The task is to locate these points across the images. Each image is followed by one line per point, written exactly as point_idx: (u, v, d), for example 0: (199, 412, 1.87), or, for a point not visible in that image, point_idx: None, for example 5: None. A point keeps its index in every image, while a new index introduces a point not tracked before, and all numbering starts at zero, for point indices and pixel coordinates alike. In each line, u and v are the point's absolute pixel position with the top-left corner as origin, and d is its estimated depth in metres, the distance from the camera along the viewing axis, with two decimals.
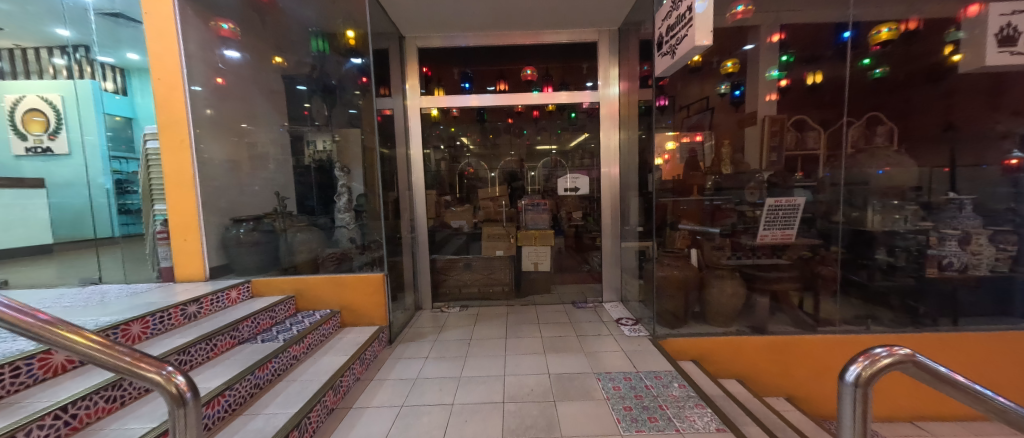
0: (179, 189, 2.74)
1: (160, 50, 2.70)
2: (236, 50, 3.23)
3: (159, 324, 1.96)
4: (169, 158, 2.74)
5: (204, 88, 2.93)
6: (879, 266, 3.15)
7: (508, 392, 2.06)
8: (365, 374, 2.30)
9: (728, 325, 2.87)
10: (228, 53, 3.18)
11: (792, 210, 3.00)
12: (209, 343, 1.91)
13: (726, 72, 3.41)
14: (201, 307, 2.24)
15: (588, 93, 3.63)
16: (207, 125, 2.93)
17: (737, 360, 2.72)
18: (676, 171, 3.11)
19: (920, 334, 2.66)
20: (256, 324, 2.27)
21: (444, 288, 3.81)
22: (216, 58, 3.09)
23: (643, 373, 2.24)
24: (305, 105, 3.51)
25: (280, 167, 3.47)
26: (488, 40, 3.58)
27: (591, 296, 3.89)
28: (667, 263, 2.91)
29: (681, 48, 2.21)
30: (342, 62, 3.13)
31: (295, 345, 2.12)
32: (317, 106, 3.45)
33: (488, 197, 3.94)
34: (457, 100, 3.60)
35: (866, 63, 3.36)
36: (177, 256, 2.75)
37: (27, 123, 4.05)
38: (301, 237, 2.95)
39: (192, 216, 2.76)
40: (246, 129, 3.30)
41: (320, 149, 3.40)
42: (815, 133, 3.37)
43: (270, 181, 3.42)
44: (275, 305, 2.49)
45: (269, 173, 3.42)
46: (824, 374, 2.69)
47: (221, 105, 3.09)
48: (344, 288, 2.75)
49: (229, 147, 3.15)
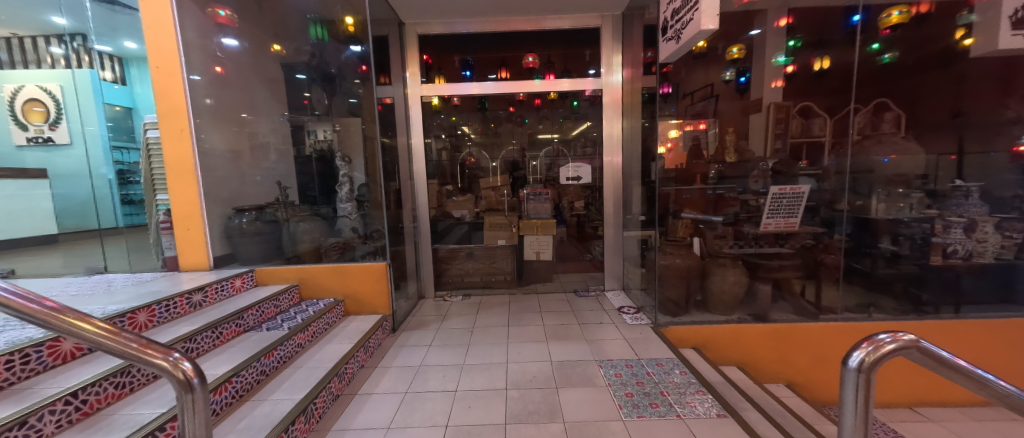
0: (181, 179, 2.74)
1: (158, 39, 2.66)
2: (234, 38, 3.18)
3: (165, 312, 1.98)
4: (169, 147, 2.73)
5: (203, 78, 2.91)
6: (883, 254, 3.14)
7: (511, 379, 2.09)
8: (369, 361, 2.33)
9: (729, 313, 2.89)
10: (226, 40, 3.13)
11: (797, 198, 2.98)
12: (215, 331, 1.94)
13: (731, 59, 3.34)
14: (206, 296, 2.25)
15: (590, 80, 3.58)
16: (207, 114, 2.91)
17: (737, 347, 2.74)
18: (679, 160, 3.10)
19: (922, 321, 2.67)
20: (261, 312, 2.29)
21: (447, 277, 3.83)
22: (213, 46, 3.05)
23: (644, 360, 2.26)
24: (305, 94, 3.47)
25: (282, 157, 3.45)
26: (488, 27, 3.52)
27: (593, 285, 3.90)
28: (669, 252, 2.92)
29: (686, 33, 2.18)
30: (342, 50, 3.08)
31: (300, 333, 2.14)
32: (317, 95, 3.42)
33: (489, 187, 3.94)
34: (457, 87, 3.55)
35: (875, 48, 3.29)
36: (181, 245, 2.76)
37: (27, 113, 4.02)
38: (304, 227, 2.96)
39: (195, 206, 2.76)
40: (246, 119, 3.29)
41: (320, 139, 3.39)
42: (820, 120, 3.31)
43: (271, 171, 3.41)
44: (279, 294, 2.51)
45: (270, 163, 3.41)
46: (826, 362, 2.70)
47: (221, 95, 3.07)
48: (348, 277, 2.76)
49: (230, 137, 3.14)
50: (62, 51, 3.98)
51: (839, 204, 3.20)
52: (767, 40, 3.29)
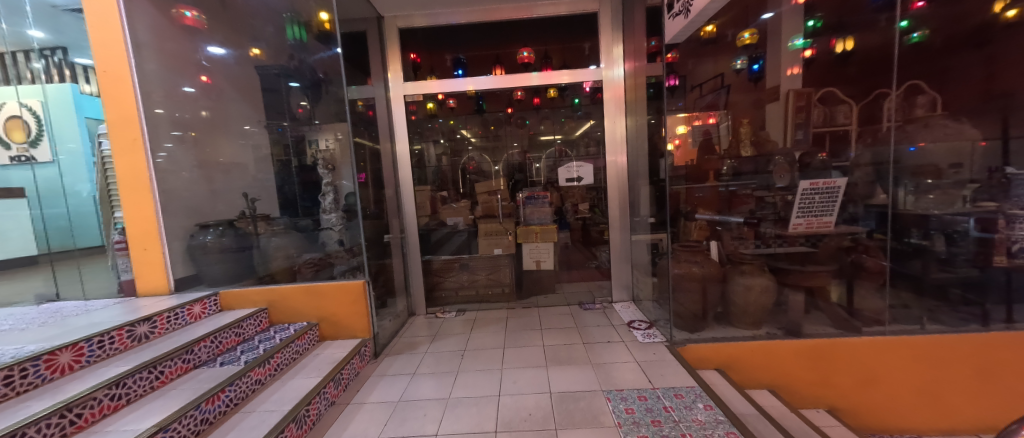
0: (136, 194, 2.48)
1: (103, 42, 2.43)
2: (220, 47, 3.02)
3: (98, 350, 1.71)
4: (121, 161, 2.47)
5: (194, 88, 2.91)
6: (935, 255, 2.77)
7: (503, 418, 1.77)
8: (341, 397, 2.02)
9: (756, 327, 2.51)
10: (212, 49, 2.99)
11: (832, 194, 2.66)
12: (153, 372, 1.65)
13: (743, 45, 3.07)
14: (155, 327, 1.97)
15: (590, 71, 3.28)
16: (203, 127, 2.93)
17: (767, 367, 2.36)
18: (689, 157, 2.83)
19: (997, 336, 2.21)
20: (217, 343, 2.01)
21: (440, 292, 3.53)
22: (197, 54, 2.93)
23: (661, 390, 1.91)
24: (299, 102, 3.12)
25: (278, 169, 3.15)
26: (477, 17, 3.26)
27: (599, 296, 3.54)
28: (684, 259, 2.60)
29: (695, 4, 1.92)
30: (318, 49, 2.86)
31: (258, 367, 1.86)
32: (312, 103, 3.07)
33: (488, 191, 3.57)
34: (450, 85, 3.31)
35: (904, 26, 2.88)
36: (137, 268, 2.49)
37: (11, 129, 3.13)
38: (277, 241, 2.73)
39: (151, 222, 2.49)
40: (250, 131, 3.14)
41: (323, 149, 3.00)
42: (846, 108, 2.95)
43: (259, 182, 3.14)
44: (242, 320, 2.22)
45: (251, 176, 3.13)
46: (873, 382, 2.31)
47: (214, 106, 3.01)
48: (323, 299, 2.47)
49: (235, 151, 3.07)
50: (59, 59, 3.10)
51: (876, 199, 2.84)
52: (781, 23, 2.98)
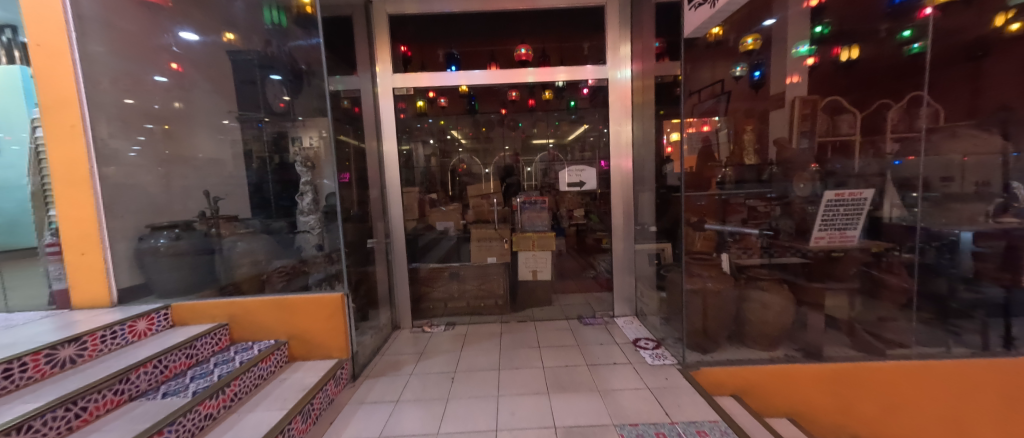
0: (75, 190, 2.14)
1: (37, 13, 2.09)
2: (194, 32, 2.70)
3: (3, 381, 1.38)
4: (57, 152, 2.13)
5: (164, 77, 2.60)
6: (963, 274, 2.64)
7: None
8: (310, 433, 1.73)
9: (773, 348, 2.33)
10: (184, 34, 2.67)
11: (857, 206, 2.49)
12: (72, 409, 1.34)
13: (747, 50, 2.88)
14: (84, 349, 1.65)
15: (591, 69, 3.03)
16: (176, 119, 2.64)
17: (786, 392, 2.18)
18: (689, 164, 2.63)
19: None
20: (162, 368, 1.70)
21: (427, 302, 3.25)
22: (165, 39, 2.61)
23: (681, 426, 1.69)
24: (283, 97, 2.81)
25: (262, 167, 2.85)
26: (474, 6, 2.96)
27: (598, 309, 3.32)
28: (696, 274, 2.40)
29: None
30: (298, 35, 2.56)
31: (209, 399, 1.55)
32: (295, 97, 2.75)
33: (480, 195, 3.37)
34: (442, 78, 3.00)
35: (905, 36, 2.84)
36: (73, 276, 2.16)
37: None
38: (242, 247, 2.39)
39: (91, 224, 2.15)
40: (229, 126, 2.83)
41: (308, 146, 2.63)
42: (849, 117, 2.82)
43: (234, 180, 2.82)
44: (196, 339, 1.91)
45: (228, 173, 2.81)
46: (898, 410, 2.14)
47: (188, 97, 2.70)
48: (294, 314, 2.17)
49: (213, 146, 2.77)
50: (9, 39, 2.21)
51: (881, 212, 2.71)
52: (788, 28, 2.85)
